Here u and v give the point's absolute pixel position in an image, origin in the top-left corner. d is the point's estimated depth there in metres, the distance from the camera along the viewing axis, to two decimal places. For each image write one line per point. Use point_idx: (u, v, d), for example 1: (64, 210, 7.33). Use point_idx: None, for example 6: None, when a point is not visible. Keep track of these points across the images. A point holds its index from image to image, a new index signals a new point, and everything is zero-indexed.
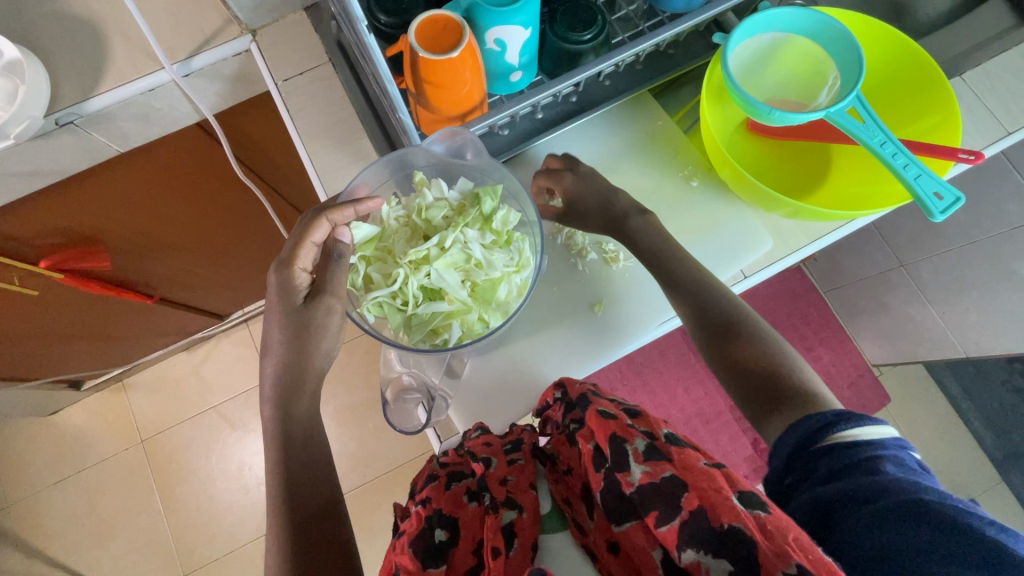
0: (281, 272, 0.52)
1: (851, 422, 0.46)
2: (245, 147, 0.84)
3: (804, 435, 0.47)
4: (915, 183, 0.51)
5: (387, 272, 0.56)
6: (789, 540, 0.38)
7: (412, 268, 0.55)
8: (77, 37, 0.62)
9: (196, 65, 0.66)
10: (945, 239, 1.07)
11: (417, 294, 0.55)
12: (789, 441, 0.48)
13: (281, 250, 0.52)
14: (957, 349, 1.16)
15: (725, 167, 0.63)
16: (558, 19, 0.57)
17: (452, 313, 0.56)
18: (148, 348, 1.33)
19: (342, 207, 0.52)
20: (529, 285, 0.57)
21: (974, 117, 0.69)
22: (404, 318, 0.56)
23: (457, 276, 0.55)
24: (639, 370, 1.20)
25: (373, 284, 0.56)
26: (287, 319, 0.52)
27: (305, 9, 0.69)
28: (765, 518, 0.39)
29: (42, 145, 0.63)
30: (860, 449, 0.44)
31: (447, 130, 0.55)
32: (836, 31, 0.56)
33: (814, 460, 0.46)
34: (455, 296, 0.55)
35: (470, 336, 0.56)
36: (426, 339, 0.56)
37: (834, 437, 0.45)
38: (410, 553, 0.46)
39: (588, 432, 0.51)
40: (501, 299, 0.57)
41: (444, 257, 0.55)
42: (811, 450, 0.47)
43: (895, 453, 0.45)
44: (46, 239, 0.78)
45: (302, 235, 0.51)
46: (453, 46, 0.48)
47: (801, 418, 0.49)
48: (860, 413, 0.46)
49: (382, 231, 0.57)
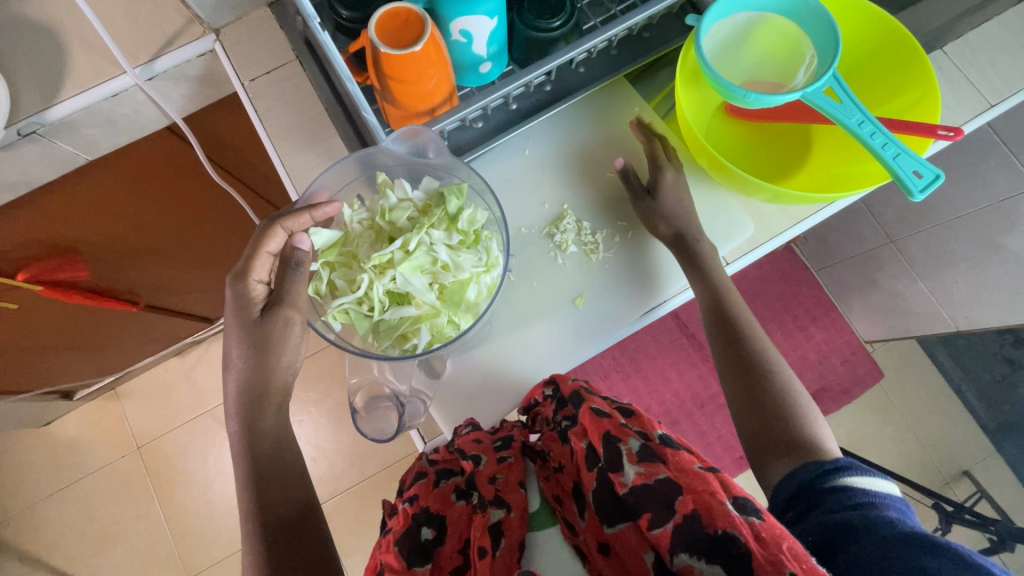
0: (236, 285, 0.52)
1: (860, 472, 0.48)
2: (218, 149, 0.83)
3: (811, 475, 0.49)
4: (893, 163, 0.50)
5: (352, 278, 0.54)
6: (783, 548, 0.38)
7: (376, 273, 0.53)
8: (33, 43, 0.61)
9: (160, 67, 0.64)
10: (934, 214, 1.06)
11: (383, 299, 0.53)
12: (797, 479, 0.50)
13: (237, 263, 0.53)
14: (948, 324, 1.15)
15: (702, 153, 0.61)
16: (525, 8, 0.55)
17: (421, 317, 0.54)
18: (137, 355, 1.31)
19: (298, 215, 0.52)
20: (499, 285, 0.55)
21: (956, 91, 0.68)
22: (371, 325, 0.54)
23: (423, 279, 0.54)
24: (632, 357, 1.20)
25: (337, 291, 0.54)
26: (245, 334, 0.52)
27: (269, 5, 0.67)
28: (759, 526, 0.39)
29: (4, 155, 0.62)
30: (864, 493, 0.46)
31: (409, 128, 0.53)
32: (808, 6, 0.55)
33: (820, 498, 0.48)
34: (422, 300, 0.54)
35: (440, 340, 0.54)
36: (395, 345, 0.54)
37: (839, 480, 0.48)
38: (395, 551, 0.46)
39: (581, 431, 0.52)
40: (471, 300, 0.55)
41: (408, 261, 0.52)
42: (818, 489, 0.48)
43: (899, 506, 0.46)
44: (22, 251, 0.76)
45: (257, 245, 0.51)
46: (415, 40, 0.47)
47: (808, 461, 0.51)
48: (864, 465, 0.49)
49: (346, 236, 0.55)
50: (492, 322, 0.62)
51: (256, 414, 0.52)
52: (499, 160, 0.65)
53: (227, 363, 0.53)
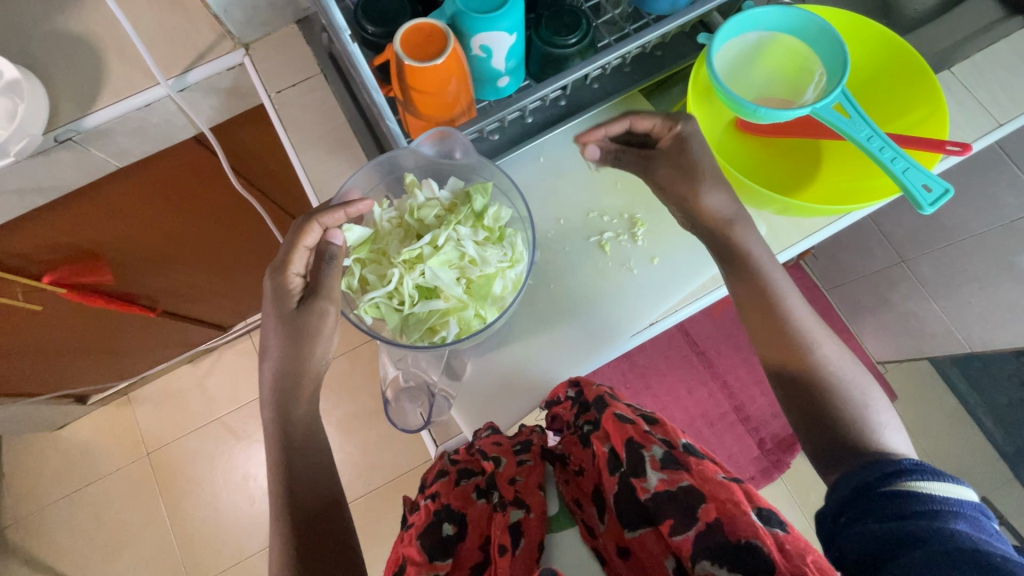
0: (275, 277, 0.52)
1: (927, 475, 0.47)
2: (243, 160, 0.86)
3: (877, 474, 0.49)
4: (902, 176, 0.51)
5: (383, 274, 0.56)
6: (808, 562, 0.39)
7: (406, 268, 0.55)
8: (73, 55, 0.64)
9: (192, 79, 0.67)
10: (945, 232, 1.06)
11: (413, 293, 0.55)
12: (854, 482, 0.50)
13: (276, 256, 0.53)
14: (962, 345, 1.14)
15: (713, 165, 0.62)
16: (543, 25, 0.57)
17: (449, 310, 0.56)
18: (150, 361, 1.34)
19: (333, 211, 0.52)
20: (523, 280, 0.57)
21: (964, 110, 0.69)
22: (401, 319, 0.56)
23: (451, 273, 0.55)
24: (641, 372, 1.21)
25: (368, 285, 0.56)
26: (283, 325, 0.52)
27: (297, 22, 0.70)
28: (784, 538, 0.41)
29: (40, 161, 0.64)
30: (929, 497, 0.45)
31: (437, 130, 0.55)
32: (817, 26, 0.57)
33: (876, 500, 0.47)
34: (450, 294, 0.55)
35: (468, 333, 0.55)
36: (424, 337, 0.55)
37: (906, 484, 0.47)
38: (417, 545, 0.47)
39: (604, 435, 0.53)
40: (497, 294, 0.56)
41: (437, 256, 0.55)
42: (876, 492, 0.48)
43: (970, 515, 0.45)
44: (50, 256, 0.81)
45: (295, 239, 0.52)
46: (438, 53, 0.49)
47: (868, 467, 0.50)
48: (937, 469, 0.47)
49: (376, 234, 0.57)
50: (512, 324, 0.63)
51: (275, 414, 0.53)
52: (520, 171, 0.66)
53: (264, 351, 0.54)
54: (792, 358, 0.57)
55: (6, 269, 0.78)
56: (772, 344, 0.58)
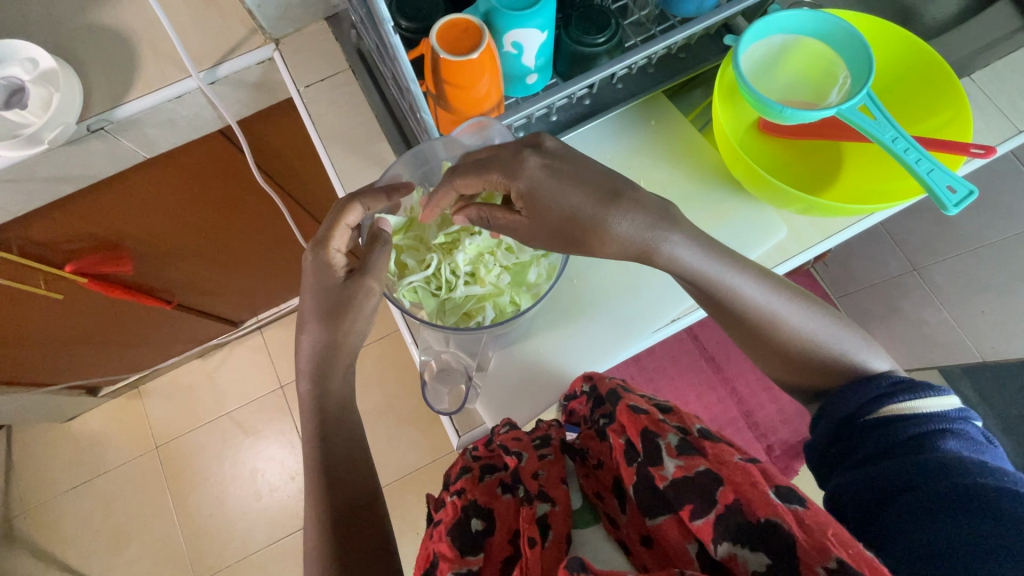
0: (317, 253, 0.51)
1: (910, 394, 0.49)
2: (266, 154, 0.87)
3: (861, 399, 0.51)
4: (927, 178, 0.51)
5: (421, 259, 0.59)
6: (829, 535, 0.39)
7: (443, 253, 0.59)
8: (108, 46, 0.65)
9: (223, 72, 0.68)
10: (962, 241, 1.08)
11: (450, 278, 0.59)
12: (842, 410, 0.52)
13: (316, 232, 0.52)
14: (973, 355, 1.12)
15: (739, 166, 0.63)
16: (572, 24, 0.58)
17: (485, 296, 0.59)
18: (163, 354, 1.36)
19: (375, 192, 0.52)
20: (557, 267, 0.59)
21: (985, 116, 0.69)
22: (438, 303, 0.59)
23: (488, 259, 0.59)
24: (651, 376, 1.22)
25: (407, 270, 0.58)
26: (321, 301, 0.51)
27: (326, 19, 0.72)
28: (804, 514, 0.40)
29: (72, 150, 0.65)
30: (917, 419, 0.48)
31: (475, 121, 0.56)
32: (843, 31, 0.58)
33: (866, 429, 0.50)
34: (487, 279, 0.59)
35: (502, 319, 0.59)
36: (460, 322, 0.59)
37: (893, 407, 0.49)
38: (447, 541, 0.47)
39: (620, 427, 0.52)
40: (531, 281, 0.60)
41: (474, 242, 0.58)
42: (863, 420, 0.50)
43: (953, 422, 0.48)
44: (74, 244, 0.82)
45: (336, 217, 0.50)
46: (474, 47, 0.50)
47: (853, 389, 0.52)
48: (921, 385, 0.49)
49: (411, 222, 0.60)
50: (536, 318, 0.64)
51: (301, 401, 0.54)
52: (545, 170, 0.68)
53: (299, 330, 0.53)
54: (789, 343, 0.54)
55: (31, 256, 0.79)
56: (769, 334, 0.54)
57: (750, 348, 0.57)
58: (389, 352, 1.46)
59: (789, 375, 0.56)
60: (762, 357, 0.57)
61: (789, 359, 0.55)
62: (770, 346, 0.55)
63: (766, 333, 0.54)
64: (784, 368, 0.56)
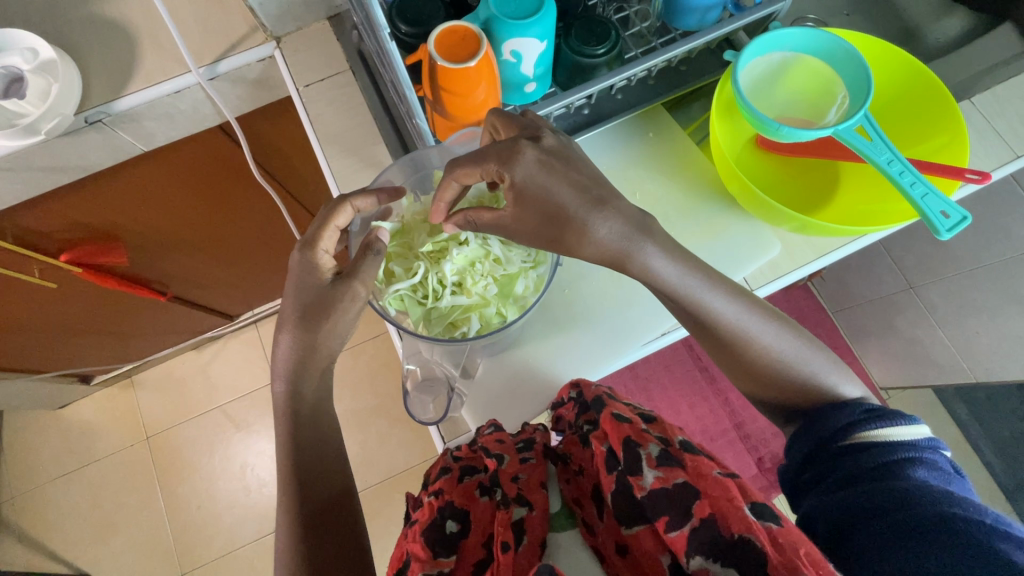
0: (303, 253, 0.51)
1: (879, 422, 0.49)
2: (264, 151, 0.87)
3: (833, 426, 0.51)
4: (921, 202, 0.51)
5: (408, 267, 0.58)
6: (801, 554, 0.39)
7: (431, 262, 0.58)
8: (108, 39, 0.65)
9: (222, 69, 0.67)
10: (955, 261, 1.07)
11: (436, 288, 0.58)
12: (815, 436, 0.52)
13: (304, 233, 0.52)
14: (968, 374, 1.14)
15: (734, 183, 0.63)
16: (573, 34, 0.58)
17: (471, 306, 0.59)
18: (157, 345, 1.36)
19: (366, 195, 0.53)
20: (546, 280, 0.60)
21: (983, 140, 0.69)
22: (424, 311, 0.59)
23: (476, 269, 0.58)
24: (644, 385, 1.22)
25: (394, 277, 0.58)
26: (308, 303, 0.51)
27: (329, 19, 0.72)
28: (777, 531, 0.40)
29: (69, 141, 0.64)
30: (885, 447, 0.48)
31: (467, 130, 0.58)
32: (844, 50, 0.58)
33: (836, 456, 0.50)
34: (474, 290, 0.58)
35: (487, 329, 0.59)
36: (445, 331, 0.59)
37: (862, 435, 0.49)
38: (422, 541, 0.46)
39: (602, 434, 0.52)
40: (518, 293, 0.59)
41: (462, 251, 0.58)
42: (835, 447, 0.51)
43: (921, 452, 0.48)
44: (68, 234, 0.82)
45: (326, 218, 0.51)
46: (471, 55, 0.50)
47: (826, 416, 0.52)
48: (892, 413, 0.50)
49: (404, 226, 0.60)
50: (526, 327, 0.64)
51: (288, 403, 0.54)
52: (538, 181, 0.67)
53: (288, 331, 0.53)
54: (775, 364, 0.54)
55: (27, 245, 0.79)
56: (755, 356, 0.54)
57: (736, 370, 0.56)
58: (383, 350, 1.46)
59: (774, 396, 0.56)
60: (746, 379, 0.57)
61: (774, 381, 0.55)
62: (755, 367, 0.55)
63: (751, 354, 0.54)
64: (768, 389, 0.56)
